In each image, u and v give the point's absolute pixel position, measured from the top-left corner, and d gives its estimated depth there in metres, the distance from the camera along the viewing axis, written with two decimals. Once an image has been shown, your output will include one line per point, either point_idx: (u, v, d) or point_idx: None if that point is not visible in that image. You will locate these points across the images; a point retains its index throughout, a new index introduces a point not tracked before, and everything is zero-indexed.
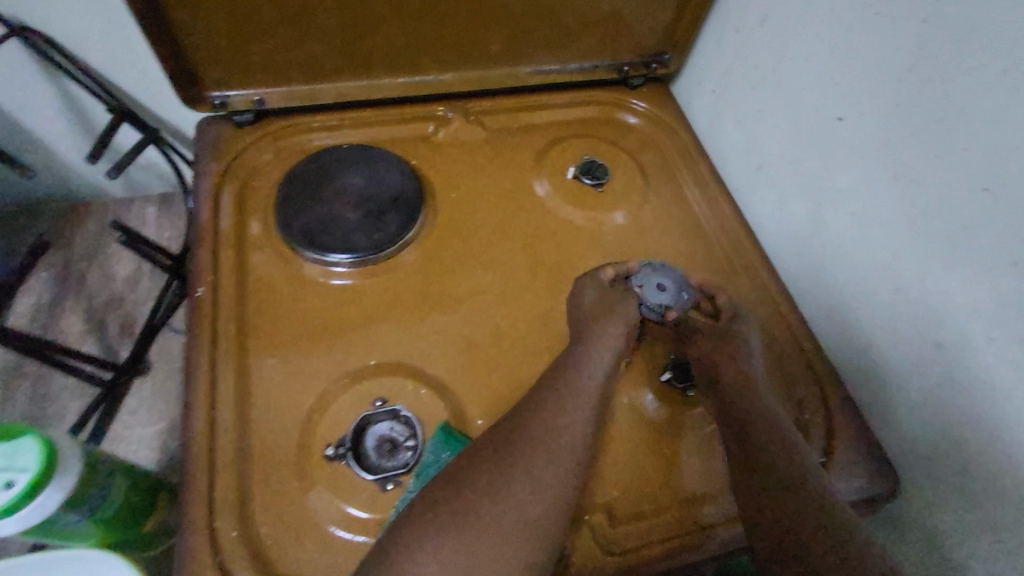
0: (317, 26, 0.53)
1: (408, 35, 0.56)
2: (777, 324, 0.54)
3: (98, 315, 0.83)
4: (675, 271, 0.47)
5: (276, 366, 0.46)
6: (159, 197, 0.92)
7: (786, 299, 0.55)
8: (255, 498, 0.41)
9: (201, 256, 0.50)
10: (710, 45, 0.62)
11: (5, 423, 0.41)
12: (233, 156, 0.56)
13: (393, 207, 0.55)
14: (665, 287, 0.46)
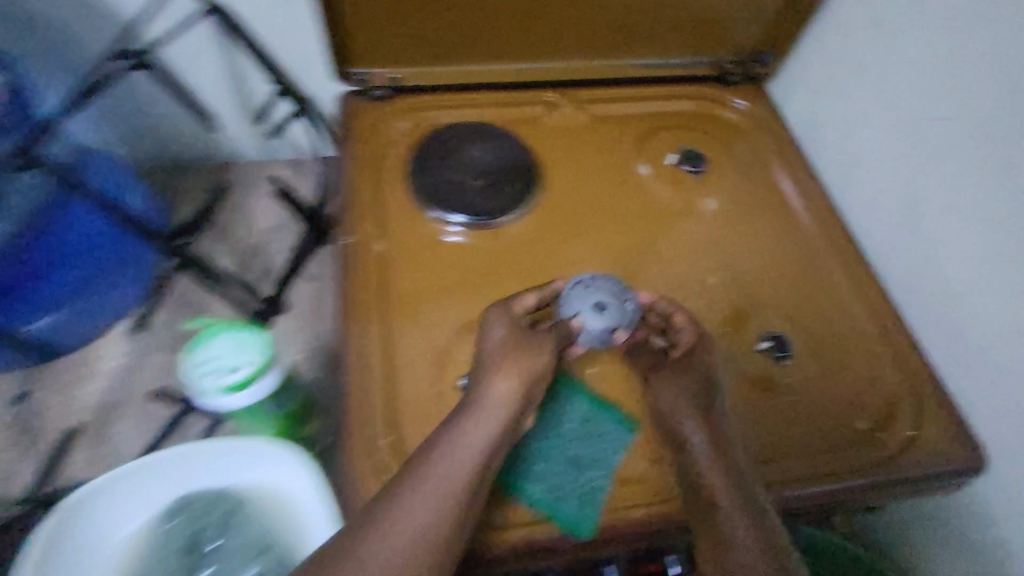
0: (460, 13, 0.59)
1: (535, 25, 0.62)
2: (865, 309, 0.57)
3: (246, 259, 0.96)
4: (607, 288, 0.48)
5: (412, 308, 0.53)
6: (289, 160, 1.02)
7: (875, 287, 0.58)
8: (401, 415, 0.47)
9: (347, 210, 0.57)
10: (811, 46, 0.66)
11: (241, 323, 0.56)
12: (369, 125, 0.63)
13: (513, 178, 0.60)
14: (604, 309, 0.47)
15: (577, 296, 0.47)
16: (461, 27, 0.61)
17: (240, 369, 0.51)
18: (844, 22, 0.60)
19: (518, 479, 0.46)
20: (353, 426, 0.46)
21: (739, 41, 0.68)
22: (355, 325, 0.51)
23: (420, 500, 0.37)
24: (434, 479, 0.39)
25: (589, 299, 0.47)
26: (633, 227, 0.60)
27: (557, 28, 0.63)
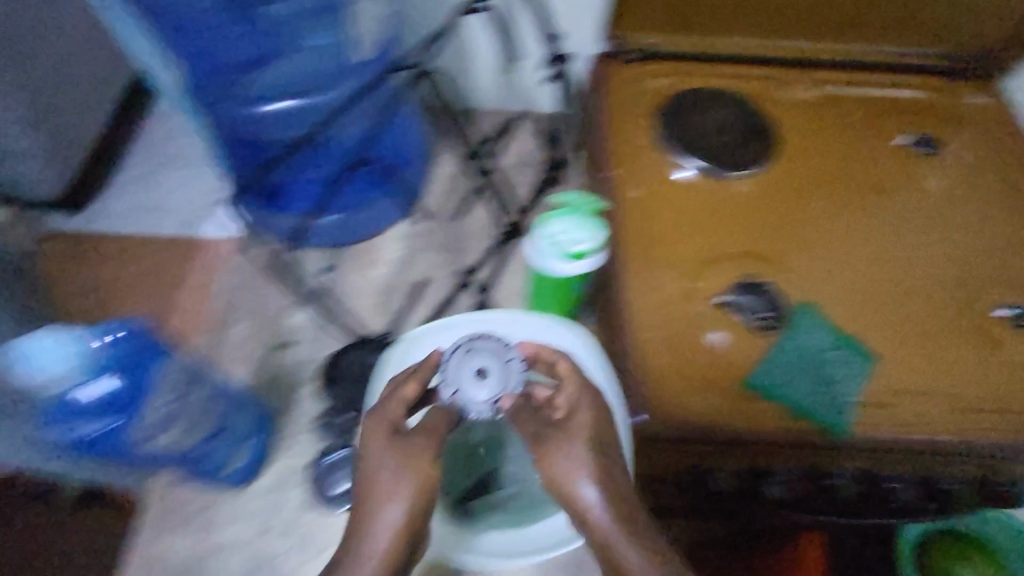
0: None
1: (788, 5, 0.70)
2: None
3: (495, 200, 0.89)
4: (490, 352, 0.44)
5: (670, 234, 0.59)
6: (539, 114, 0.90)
7: None
8: (666, 318, 0.54)
9: (610, 147, 0.65)
10: None
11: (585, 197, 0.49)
12: (624, 82, 0.70)
13: (754, 139, 0.67)
14: (485, 374, 0.44)
15: (454, 369, 0.44)
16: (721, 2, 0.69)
17: (580, 244, 0.47)
18: None
19: (774, 383, 0.50)
20: (625, 320, 0.53)
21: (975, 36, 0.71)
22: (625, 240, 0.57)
23: (377, 525, 0.43)
24: (375, 542, 0.44)
25: (472, 365, 0.44)
26: (863, 195, 0.65)
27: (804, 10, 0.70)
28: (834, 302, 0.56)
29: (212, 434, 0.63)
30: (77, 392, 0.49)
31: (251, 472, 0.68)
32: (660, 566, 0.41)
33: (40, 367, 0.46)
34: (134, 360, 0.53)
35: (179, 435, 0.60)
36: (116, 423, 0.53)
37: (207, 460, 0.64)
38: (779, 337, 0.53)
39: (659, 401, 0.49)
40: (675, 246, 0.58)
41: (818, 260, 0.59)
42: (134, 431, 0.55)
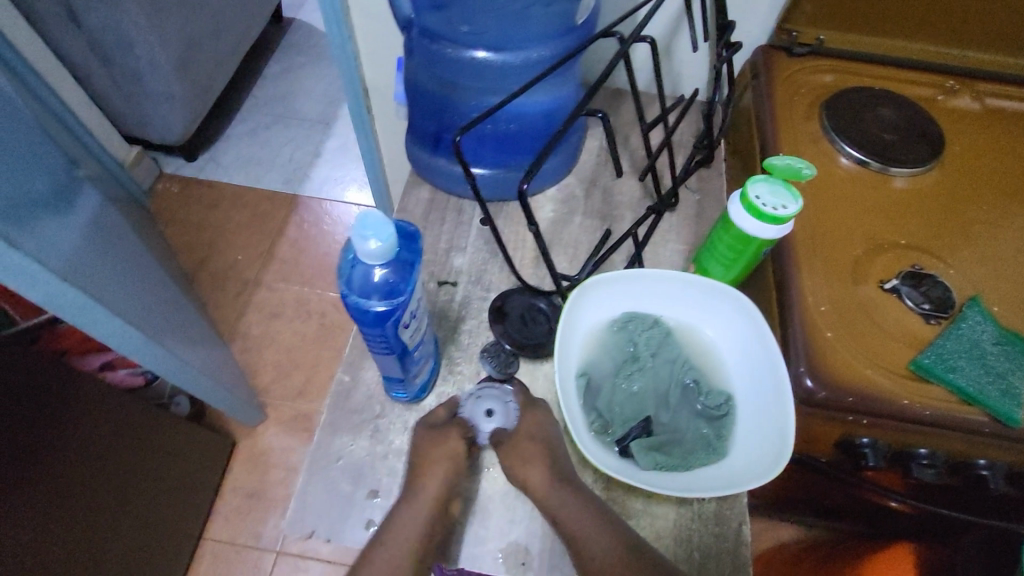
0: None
1: (972, 16, 0.70)
2: None
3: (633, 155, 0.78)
4: (492, 392, 0.55)
5: (833, 220, 0.62)
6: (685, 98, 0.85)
7: None
8: (834, 294, 0.56)
9: (775, 130, 0.67)
10: None
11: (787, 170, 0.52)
12: (787, 73, 0.73)
13: (922, 140, 0.68)
14: (491, 412, 0.54)
15: (469, 410, 0.54)
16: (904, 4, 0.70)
17: (785, 209, 0.49)
18: None
19: (943, 368, 0.51)
20: (794, 289, 0.56)
21: None
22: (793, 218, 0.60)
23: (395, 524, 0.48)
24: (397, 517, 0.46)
25: (483, 405, 0.54)
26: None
27: (995, 19, 0.69)
28: (1003, 303, 0.57)
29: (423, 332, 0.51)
30: (380, 272, 0.44)
31: (416, 388, 0.57)
32: (612, 522, 0.48)
33: (371, 239, 0.41)
34: (409, 249, 0.47)
35: (409, 327, 0.48)
36: (404, 325, 0.47)
37: (412, 372, 0.54)
38: (948, 326, 0.54)
39: (834, 371, 0.51)
40: (839, 231, 0.61)
41: (988, 263, 0.60)
42: (400, 330, 0.47)
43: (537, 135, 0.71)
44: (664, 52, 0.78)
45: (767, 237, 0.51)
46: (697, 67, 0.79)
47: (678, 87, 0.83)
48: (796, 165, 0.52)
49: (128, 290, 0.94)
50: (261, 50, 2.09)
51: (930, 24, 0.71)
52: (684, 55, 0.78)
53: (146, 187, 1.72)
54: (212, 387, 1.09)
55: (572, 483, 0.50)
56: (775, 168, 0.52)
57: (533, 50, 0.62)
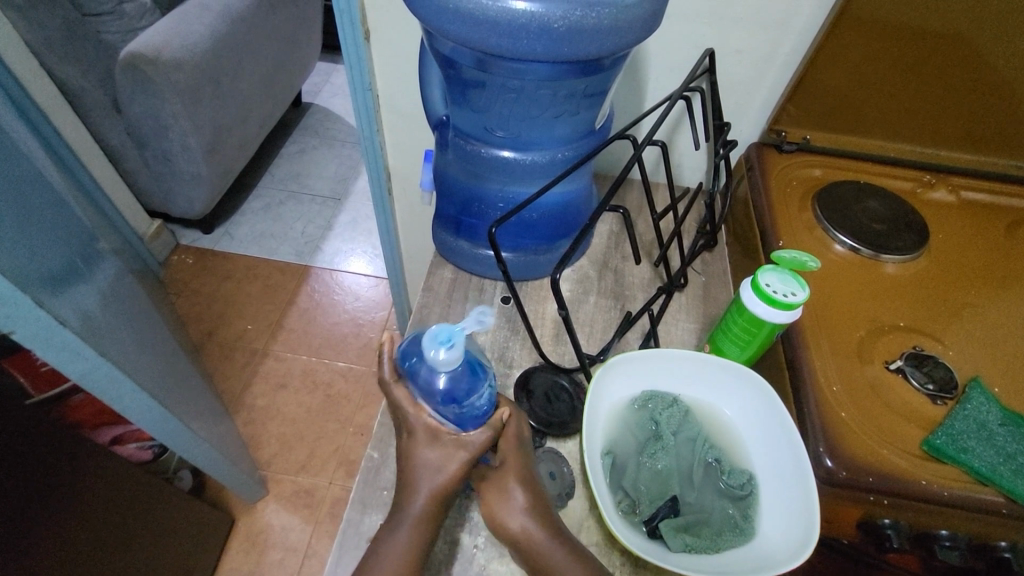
0: (882, 101, 0.79)
1: (940, 120, 0.79)
2: None
3: (641, 241, 0.83)
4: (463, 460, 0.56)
5: (832, 303, 0.66)
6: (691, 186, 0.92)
7: None
8: (842, 374, 0.59)
9: (775, 218, 0.73)
10: None
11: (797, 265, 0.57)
12: (780, 167, 0.81)
13: (910, 229, 0.73)
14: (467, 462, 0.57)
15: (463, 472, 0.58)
16: (877, 109, 0.79)
17: (796, 295, 0.53)
18: None
19: (955, 449, 0.53)
20: (806, 370, 0.59)
21: None
22: None
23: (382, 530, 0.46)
24: None
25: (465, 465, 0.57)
26: (1014, 293, 0.69)
27: (958, 122, 0.78)
28: (999, 382, 0.60)
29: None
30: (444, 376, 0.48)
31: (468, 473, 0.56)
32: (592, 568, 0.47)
33: (439, 349, 0.45)
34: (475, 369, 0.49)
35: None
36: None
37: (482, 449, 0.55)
38: (953, 407, 0.57)
39: (852, 454, 0.53)
40: (840, 314, 0.65)
41: (982, 345, 0.63)
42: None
43: (558, 223, 0.78)
44: (671, 148, 0.87)
45: (782, 320, 0.54)
46: (700, 158, 0.87)
47: (682, 175, 0.90)
48: (802, 258, 0.57)
49: (147, 363, 0.95)
50: (279, 132, 2.24)
51: (900, 125, 0.80)
52: (688, 149, 0.86)
53: (161, 258, 1.76)
54: (215, 459, 1.08)
55: (571, 542, 0.49)
56: (781, 261, 0.58)
57: (554, 148, 0.70)
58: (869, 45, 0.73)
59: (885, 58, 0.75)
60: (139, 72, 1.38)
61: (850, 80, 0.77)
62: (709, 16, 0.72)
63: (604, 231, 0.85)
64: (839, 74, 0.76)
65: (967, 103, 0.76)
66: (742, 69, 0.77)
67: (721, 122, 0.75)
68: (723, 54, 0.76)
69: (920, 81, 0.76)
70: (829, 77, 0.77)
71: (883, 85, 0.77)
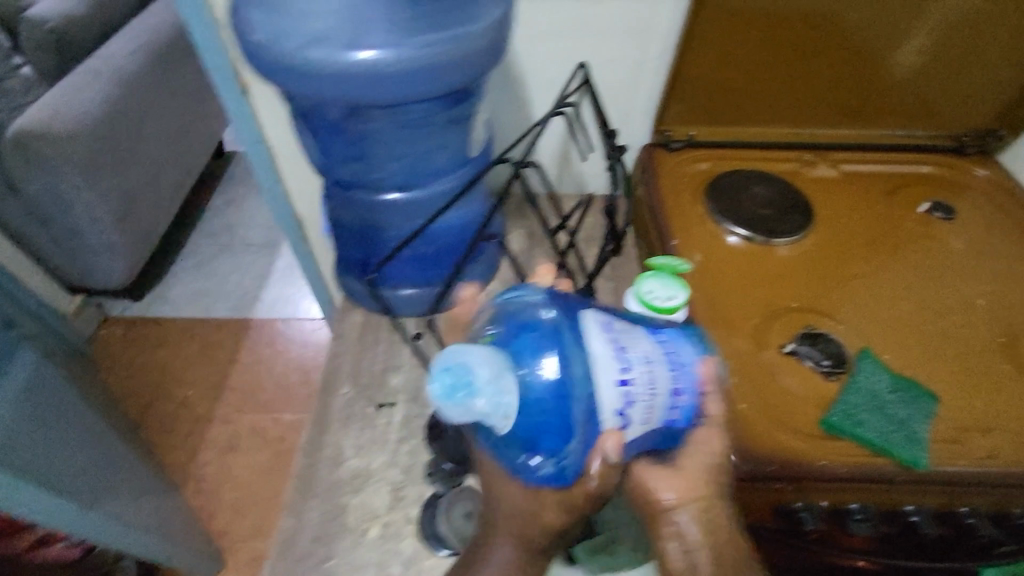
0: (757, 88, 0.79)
1: (810, 100, 0.81)
2: None
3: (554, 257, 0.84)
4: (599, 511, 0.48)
5: (727, 295, 0.68)
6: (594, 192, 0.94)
7: None
8: (739, 366, 0.60)
9: (667, 218, 0.75)
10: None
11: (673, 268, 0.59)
12: (669, 167, 0.82)
13: (795, 211, 0.76)
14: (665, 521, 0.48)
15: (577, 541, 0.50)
16: (752, 98, 0.80)
17: (676, 299, 0.54)
18: None
19: (850, 424, 0.54)
20: None
21: (980, 118, 0.81)
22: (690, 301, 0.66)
23: None
24: None
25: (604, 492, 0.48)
26: (895, 257, 0.73)
27: (828, 100, 0.81)
28: (889, 349, 0.62)
29: (665, 388, 0.39)
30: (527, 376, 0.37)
31: (679, 433, 0.41)
32: None
33: (465, 401, 0.34)
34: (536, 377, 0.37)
35: (649, 364, 0.38)
36: (597, 325, 0.39)
37: (673, 415, 0.40)
38: (848, 382, 0.59)
39: (751, 445, 0.54)
40: (736, 304, 0.67)
41: (871, 315, 0.66)
42: (639, 348, 0.39)
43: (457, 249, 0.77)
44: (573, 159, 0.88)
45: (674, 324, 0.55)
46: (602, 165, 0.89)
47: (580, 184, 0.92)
48: (676, 262, 0.58)
49: (63, 458, 0.90)
50: (203, 185, 2.18)
51: (777, 111, 0.82)
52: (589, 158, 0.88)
53: (88, 335, 1.68)
54: (158, 544, 1.03)
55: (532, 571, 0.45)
56: (658, 266, 0.59)
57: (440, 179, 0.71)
58: (730, 38, 0.74)
59: (748, 51, 0.76)
60: (30, 151, 1.35)
61: (721, 74, 0.78)
62: (571, 32, 0.74)
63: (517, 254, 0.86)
64: (708, 70, 0.78)
65: (832, 81, 0.78)
66: (616, 76, 0.79)
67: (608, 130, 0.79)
68: (595, 64, 0.78)
69: (785, 67, 0.77)
70: (699, 75, 0.78)
71: (753, 73, 0.78)
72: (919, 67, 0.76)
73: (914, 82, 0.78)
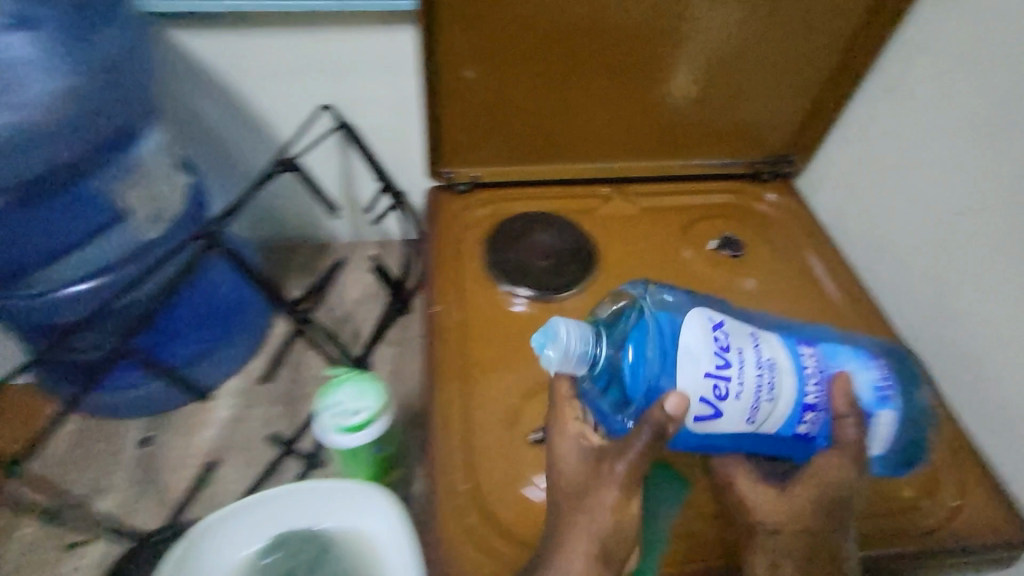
0: (533, 121, 0.72)
1: (594, 133, 0.75)
2: None
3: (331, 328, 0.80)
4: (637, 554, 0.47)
5: (487, 370, 0.61)
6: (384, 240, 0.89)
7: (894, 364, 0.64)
8: (480, 462, 0.54)
9: (434, 280, 0.68)
10: (826, 159, 0.78)
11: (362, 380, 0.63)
12: (450, 215, 0.74)
13: (574, 259, 0.70)
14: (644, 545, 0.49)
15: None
16: (531, 134, 0.74)
17: (360, 414, 0.58)
18: (865, 128, 0.71)
19: None
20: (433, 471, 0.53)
21: (772, 144, 0.78)
22: (438, 383, 0.59)
23: None
24: None
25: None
26: None
27: (611, 132, 0.75)
28: None
29: (786, 391, 0.45)
30: (609, 353, 0.47)
31: (881, 417, 0.48)
32: None
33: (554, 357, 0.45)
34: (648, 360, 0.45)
35: (762, 369, 0.45)
36: (706, 324, 0.45)
37: (800, 431, 0.47)
38: None
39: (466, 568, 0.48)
40: (495, 379, 0.60)
41: None
42: (755, 350, 0.45)
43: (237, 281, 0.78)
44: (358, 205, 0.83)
45: (354, 441, 0.59)
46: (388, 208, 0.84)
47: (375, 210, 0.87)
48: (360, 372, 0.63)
49: None
50: None
51: (561, 145, 0.76)
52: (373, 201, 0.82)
53: None
54: None
55: None
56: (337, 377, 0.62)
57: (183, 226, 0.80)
58: (486, 75, 0.67)
59: (510, 86, 0.68)
60: None
61: (488, 111, 0.70)
62: None
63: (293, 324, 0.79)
64: (474, 108, 0.70)
65: (610, 112, 0.73)
66: (374, 116, 0.73)
67: (383, 173, 0.74)
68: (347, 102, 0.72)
69: (556, 102, 0.71)
70: (464, 112, 0.70)
71: (524, 107, 0.71)
72: (694, 97, 0.72)
73: (696, 112, 0.74)
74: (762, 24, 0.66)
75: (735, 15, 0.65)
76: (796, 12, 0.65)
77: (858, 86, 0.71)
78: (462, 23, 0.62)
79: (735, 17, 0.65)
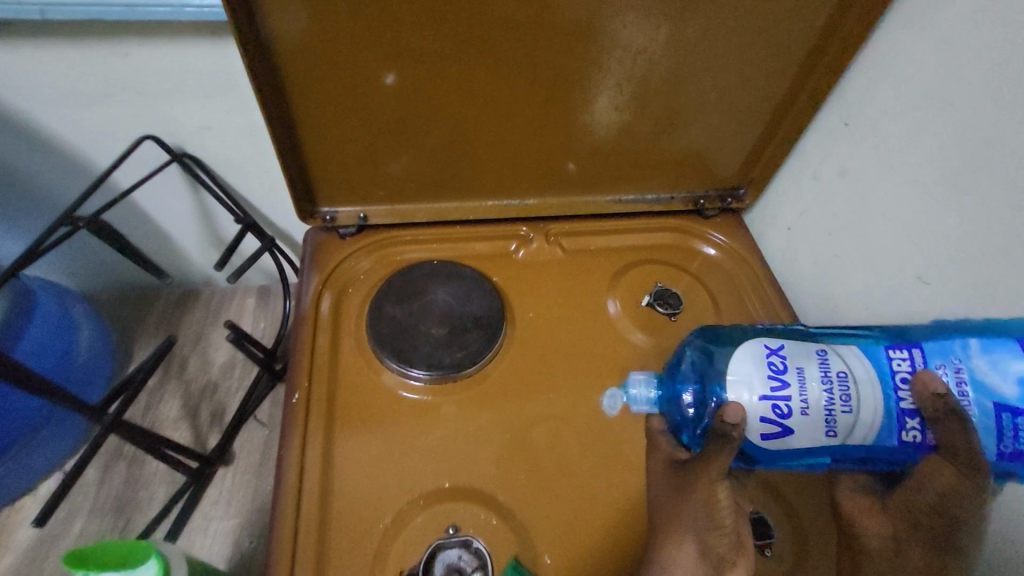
0: (424, 153, 0.60)
1: (500, 166, 0.63)
2: None
3: (195, 402, 0.81)
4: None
5: (357, 480, 0.50)
6: (258, 288, 0.92)
7: None
8: None
9: (301, 355, 0.56)
10: (779, 193, 0.67)
11: (120, 542, 0.40)
12: (334, 266, 0.63)
13: (476, 326, 0.58)
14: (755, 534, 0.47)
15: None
16: (424, 167, 0.61)
17: None
18: (819, 166, 0.60)
19: None
20: None
21: (717, 176, 0.68)
22: (287, 504, 0.48)
23: None
24: None
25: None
26: (603, 377, 0.57)
27: (521, 166, 0.63)
28: (556, 549, 0.47)
29: (869, 402, 0.39)
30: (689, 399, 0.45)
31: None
32: None
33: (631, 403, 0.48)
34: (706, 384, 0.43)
35: (829, 384, 0.40)
36: (756, 353, 0.41)
37: (905, 441, 0.40)
38: None
39: None
40: (366, 493, 0.49)
41: (541, 479, 0.50)
42: (819, 366, 0.40)
43: (47, 352, 0.72)
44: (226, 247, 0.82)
45: None
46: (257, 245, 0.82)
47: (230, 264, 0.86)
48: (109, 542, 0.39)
49: None
50: None
51: (462, 180, 0.63)
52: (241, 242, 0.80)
53: None
54: None
55: None
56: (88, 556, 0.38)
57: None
58: (353, 102, 0.54)
59: (387, 113, 0.55)
60: None
61: (366, 143, 0.58)
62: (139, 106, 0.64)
63: (171, 416, 0.79)
64: (347, 141, 0.57)
65: (517, 141, 0.60)
66: (228, 151, 0.69)
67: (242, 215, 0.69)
68: (199, 138, 0.68)
69: (449, 132, 0.58)
70: (337, 145, 0.57)
71: (411, 137, 0.58)
72: (620, 125, 0.60)
73: (621, 143, 0.62)
74: (694, 45, 0.53)
75: (662, 33, 0.52)
76: (735, 29, 0.52)
77: (817, 112, 0.59)
78: (310, 40, 0.49)
79: (661, 33, 0.52)
